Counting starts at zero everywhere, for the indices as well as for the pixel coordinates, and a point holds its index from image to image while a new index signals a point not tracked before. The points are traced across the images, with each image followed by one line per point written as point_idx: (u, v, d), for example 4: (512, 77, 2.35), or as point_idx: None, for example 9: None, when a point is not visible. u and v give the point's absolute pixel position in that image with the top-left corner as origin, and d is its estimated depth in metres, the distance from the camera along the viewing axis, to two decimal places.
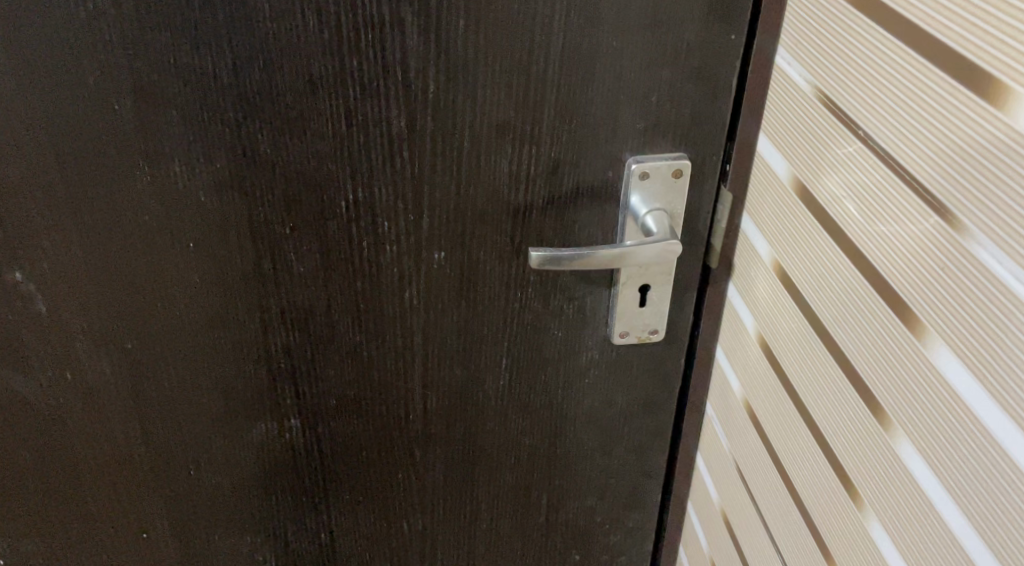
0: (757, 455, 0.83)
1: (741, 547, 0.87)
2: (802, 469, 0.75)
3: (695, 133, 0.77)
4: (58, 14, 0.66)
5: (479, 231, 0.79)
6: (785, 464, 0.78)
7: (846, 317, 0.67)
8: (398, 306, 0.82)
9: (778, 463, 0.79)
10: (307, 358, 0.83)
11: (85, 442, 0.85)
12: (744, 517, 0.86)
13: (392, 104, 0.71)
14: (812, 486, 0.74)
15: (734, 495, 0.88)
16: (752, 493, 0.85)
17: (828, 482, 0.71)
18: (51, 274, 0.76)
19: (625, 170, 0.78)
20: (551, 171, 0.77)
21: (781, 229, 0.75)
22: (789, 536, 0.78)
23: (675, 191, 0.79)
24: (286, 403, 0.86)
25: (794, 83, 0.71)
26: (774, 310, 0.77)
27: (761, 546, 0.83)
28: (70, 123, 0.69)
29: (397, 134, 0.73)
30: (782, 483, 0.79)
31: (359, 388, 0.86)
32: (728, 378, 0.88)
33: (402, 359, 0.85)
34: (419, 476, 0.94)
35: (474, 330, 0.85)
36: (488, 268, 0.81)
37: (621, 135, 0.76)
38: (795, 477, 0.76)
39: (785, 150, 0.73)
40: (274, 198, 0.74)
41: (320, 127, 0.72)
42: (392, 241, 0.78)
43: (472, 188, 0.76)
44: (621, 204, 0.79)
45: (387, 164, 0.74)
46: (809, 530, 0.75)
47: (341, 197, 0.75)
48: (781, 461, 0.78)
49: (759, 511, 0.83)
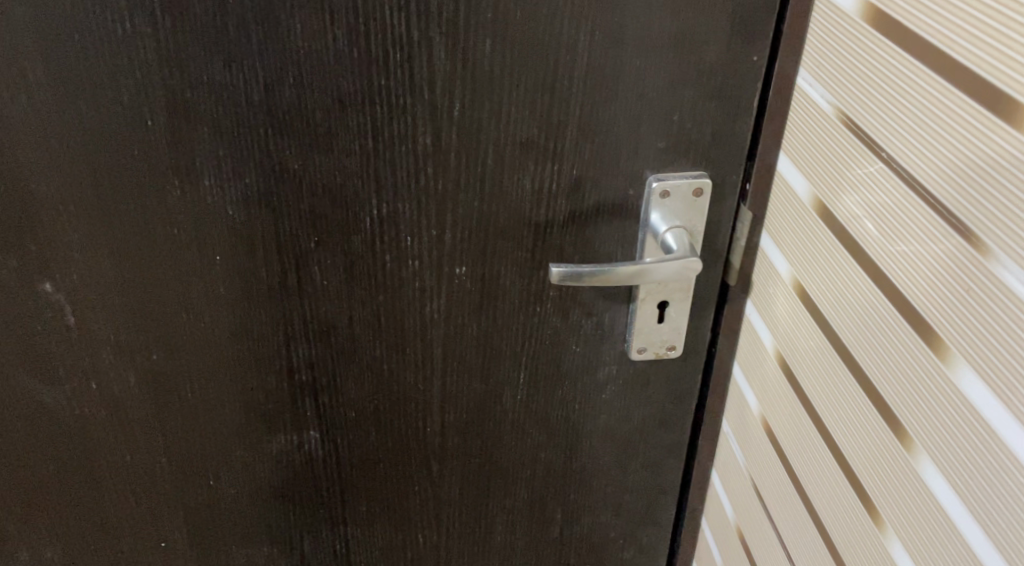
0: (775, 473, 0.83)
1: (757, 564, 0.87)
2: (820, 487, 0.75)
3: (717, 152, 0.78)
4: (95, 31, 0.67)
5: (501, 247, 0.79)
6: (805, 483, 0.78)
7: (866, 336, 0.68)
8: (420, 320, 0.82)
9: (796, 481, 0.79)
10: (328, 371, 0.84)
11: (108, 452, 0.86)
12: (760, 534, 0.87)
13: (418, 121, 0.72)
14: (832, 505, 0.74)
15: (751, 511, 0.89)
16: (769, 511, 0.85)
17: (848, 502, 0.72)
18: (81, 285, 0.77)
19: (646, 187, 0.78)
20: (573, 189, 0.77)
21: (802, 248, 0.75)
22: (807, 555, 0.78)
23: (695, 209, 0.80)
24: (307, 415, 0.86)
25: (816, 104, 0.72)
26: (794, 327, 0.78)
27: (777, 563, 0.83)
28: (103, 137, 0.71)
29: (422, 150, 0.74)
30: (801, 501, 0.79)
31: (379, 400, 0.87)
32: (746, 395, 0.89)
33: (421, 372, 0.86)
34: (436, 490, 0.94)
35: (493, 345, 0.85)
36: (509, 284, 0.82)
37: (643, 154, 0.77)
38: (814, 495, 0.76)
39: (807, 170, 0.74)
40: (300, 213, 0.75)
41: (347, 143, 0.73)
42: (415, 256, 0.79)
43: (495, 204, 0.77)
44: (641, 221, 0.80)
45: (411, 180, 0.75)
46: (828, 549, 0.75)
47: (366, 212, 0.76)
48: (800, 479, 0.79)
49: (776, 529, 0.84)
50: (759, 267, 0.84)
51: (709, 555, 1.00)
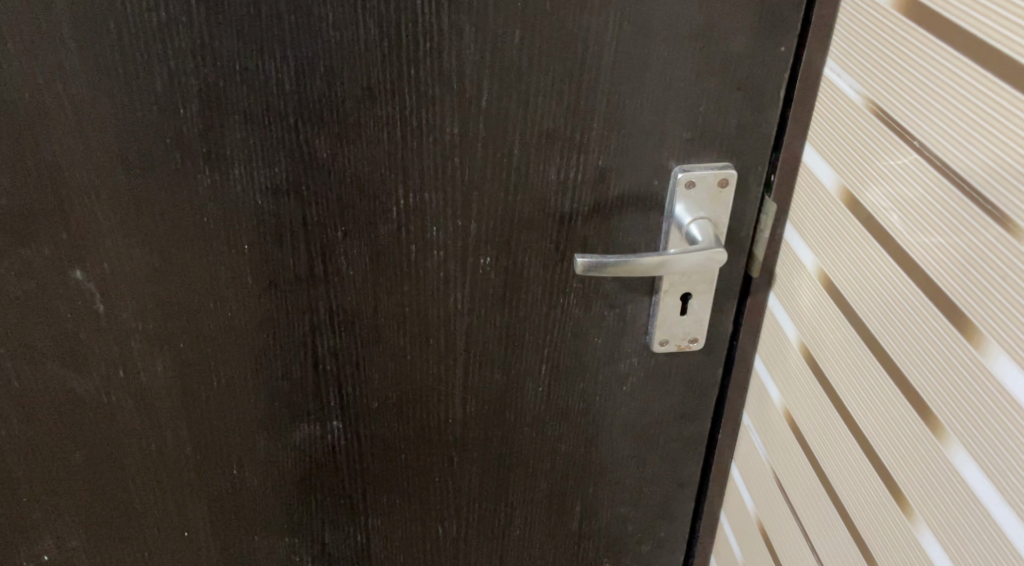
0: (799, 465, 0.83)
1: (778, 556, 0.87)
2: (845, 477, 0.75)
3: (742, 143, 0.78)
4: (129, 20, 0.67)
5: (526, 239, 0.80)
6: (830, 475, 0.78)
7: (894, 325, 0.68)
8: (444, 311, 0.83)
9: (821, 473, 0.79)
10: (352, 361, 0.84)
11: (133, 442, 0.86)
12: (781, 525, 0.87)
13: (446, 112, 0.73)
14: (858, 497, 0.74)
15: (771, 502, 0.89)
16: (792, 503, 0.85)
17: (876, 493, 0.72)
18: (111, 275, 0.77)
19: (672, 178, 0.78)
20: (598, 180, 0.78)
21: (828, 239, 0.75)
22: (831, 546, 0.78)
23: (720, 200, 0.80)
24: (331, 405, 0.87)
25: (845, 95, 0.72)
26: (818, 318, 0.78)
27: (799, 553, 0.84)
28: (135, 127, 0.71)
29: (450, 141, 0.74)
30: (826, 493, 0.79)
31: (402, 391, 0.87)
32: (768, 388, 0.89)
33: (445, 363, 0.86)
34: (456, 481, 0.95)
35: (515, 336, 0.86)
36: (532, 275, 0.82)
37: (669, 145, 0.77)
38: (840, 487, 0.76)
39: (834, 161, 0.74)
40: (327, 203, 0.75)
41: (375, 133, 0.73)
42: (440, 246, 0.79)
43: (521, 195, 0.77)
44: (666, 213, 0.80)
45: (438, 171, 0.75)
46: (854, 541, 0.75)
47: (393, 203, 0.76)
48: (825, 471, 0.79)
49: (799, 521, 0.84)
50: (783, 258, 0.84)
51: (727, 547, 1.00)
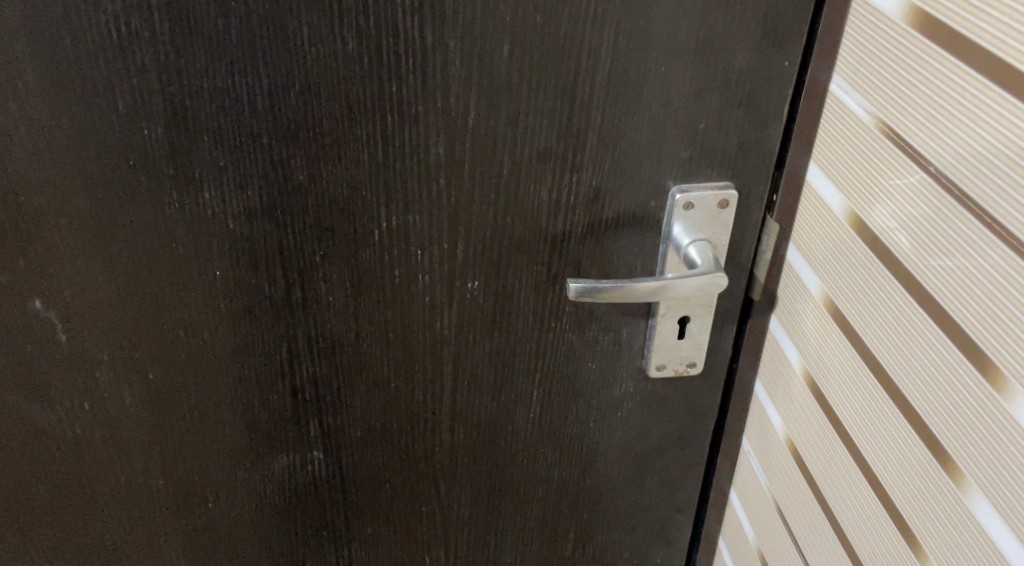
0: (802, 498, 0.79)
1: None
2: (854, 515, 0.72)
3: (743, 162, 0.74)
4: (88, 37, 0.63)
5: (516, 261, 0.76)
6: (836, 511, 0.74)
7: (907, 359, 0.64)
8: (429, 336, 0.79)
9: (827, 509, 0.76)
10: (333, 390, 0.80)
11: (102, 475, 0.82)
12: (783, 558, 0.83)
13: (431, 130, 0.68)
14: (868, 537, 0.70)
15: (772, 532, 0.85)
16: (795, 537, 0.81)
17: (886, 535, 0.68)
18: (74, 303, 0.73)
19: (669, 199, 0.75)
20: (592, 201, 0.74)
21: (835, 265, 0.72)
22: None
23: (720, 221, 0.76)
24: (312, 435, 0.82)
25: (853, 113, 0.68)
26: (824, 346, 0.74)
27: None
28: (97, 148, 0.67)
29: (435, 161, 0.70)
30: (832, 530, 0.75)
31: (386, 419, 0.83)
32: (770, 414, 0.85)
33: (432, 390, 0.82)
34: (444, 511, 0.91)
35: (506, 362, 0.82)
36: (523, 298, 0.78)
37: (667, 164, 0.73)
38: (847, 525, 0.73)
39: (841, 182, 0.70)
40: (305, 227, 0.71)
41: (355, 153, 0.69)
42: (426, 270, 0.75)
43: (511, 216, 0.73)
44: (663, 234, 0.76)
45: (423, 192, 0.71)
46: None
47: (375, 225, 0.72)
48: (831, 507, 0.75)
49: (803, 557, 0.80)
50: (785, 281, 0.80)
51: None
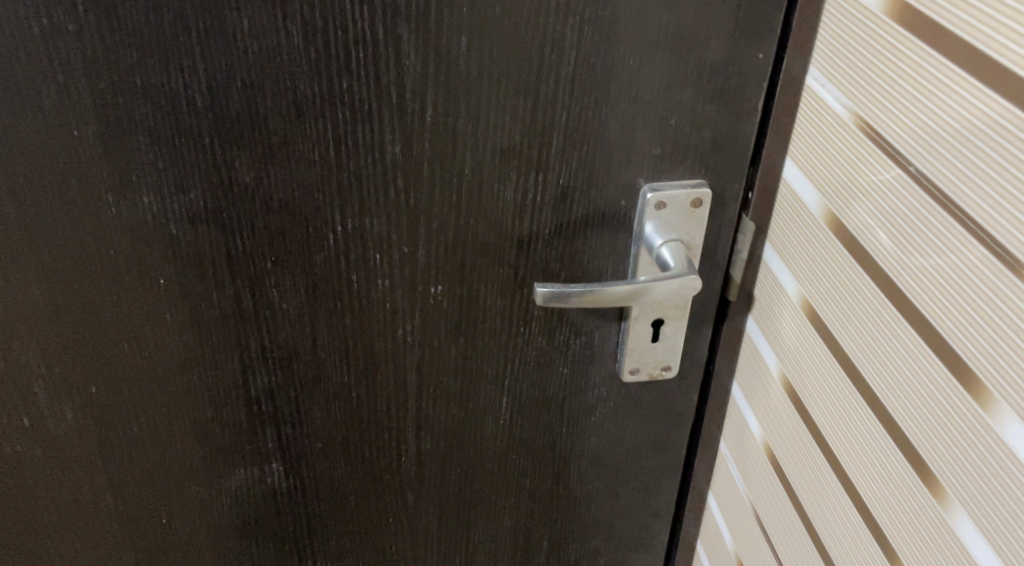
0: (781, 506, 0.76)
1: None
2: (834, 527, 0.69)
3: (716, 159, 0.71)
4: (10, 31, 0.59)
5: (481, 265, 0.72)
6: (815, 521, 0.71)
7: (887, 367, 0.61)
8: (391, 344, 0.75)
9: (805, 518, 0.73)
10: (291, 400, 0.76)
11: (48, 493, 0.78)
12: None
13: (386, 129, 0.65)
14: (847, 550, 0.67)
15: (751, 540, 0.82)
16: (774, 546, 0.78)
17: (866, 549, 0.65)
18: (7, 315, 0.69)
19: (640, 198, 0.71)
20: (559, 201, 0.70)
21: (812, 266, 0.68)
22: None
23: (693, 221, 0.73)
24: (269, 447, 0.79)
25: (830, 108, 0.65)
26: (802, 351, 0.71)
27: None
28: (24, 151, 0.63)
29: (391, 160, 0.66)
30: (811, 541, 0.72)
31: (348, 429, 0.79)
32: (747, 418, 0.82)
33: (395, 398, 0.78)
34: (412, 521, 0.87)
35: (472, 368, 0.78)
36: (489, 303, 0.74)
37: (637, 162, 0.70)
38: (826, 537, 0.70)
39: (818, 180, 0.67)
40: (255, 231, 0.67)
41: (306, 154, 0.65)
42: (386, 275, 0.71)
43: (474, 218, 0.70)
44: (634, 235, 0.73)
45: (380, 193, 0.67)
46: None
47: (329, 229, 0.68)
48: (810, 517, 0.72)
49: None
50: (762, 281, 0.77)
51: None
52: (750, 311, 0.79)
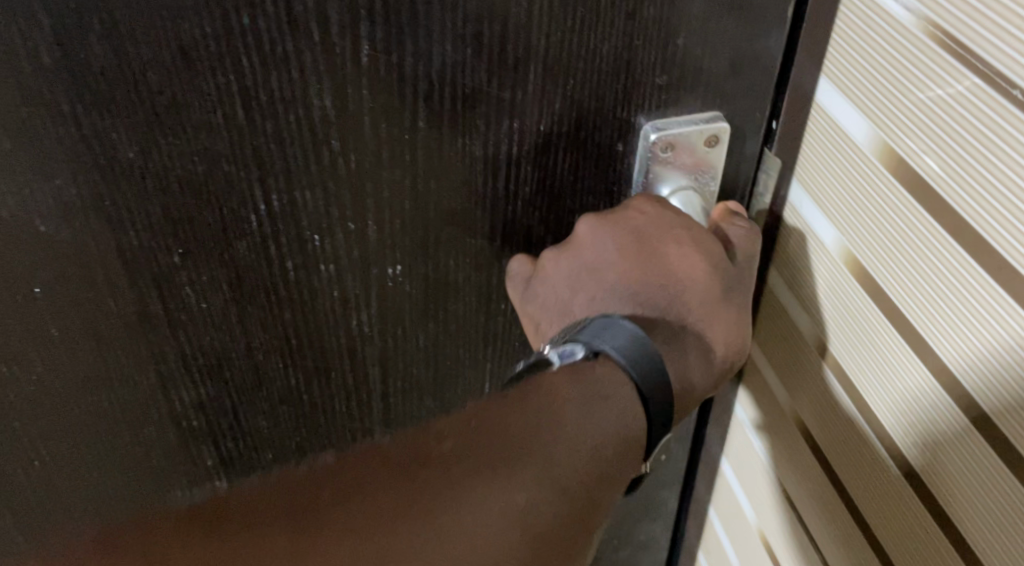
0: (816, 482, 0.63)
1: None
2: (896, 530, 0.55)
3: (734, 84, 0.56)
4: None
5: (448, 236, 0.58)
6: (863, 509, 0.58)
7: (970, 344, 0.47)
8: (344, 337, 0.61)
9: (850, 501, 0.60)
10: (228, 411, 0.63)
11: None
12: (794, 548, 0.67)
13: (309, 77, 0.48)
14: (907, 547, 0.54)
15: (781, 524, 0.69)
16: (807, 526, 0.65)
17: (933, 552, 0.52)
18: None
19: (640, 139, 0.57)
20: (540, 151, 0.56)
21: (860, 212, 0.54)
22: None
23: (707, 162, 0.59)
24: (211, 466, 0.65)
25: (887, 12, 0.49)
26: (845, 315, 0.57)
27: None
28: None
29: (321, 118, 0.50)
30: (859, 528, 0.59)
31: (304, 435, 0.66)
32: (768, 377, 0.68)
33: (355, 399, 0.66)
34: None
35: (446, 355, 0.65)
36: (461, 280, 0.61)
37: (635, 95, 0.55)
38: (879, 528, 0.57)
39: (867, 104, 0.52)
40: (152, 220, 0.51)
41: (205, 116, 0.48)
42: (329, 259, 0.56)
43: (436, 181, 0.55)
44: (636, 184, 0.59)
45: (309, 159, 0.51)
46: None
47: (250, 210, 0.52)
48: (858, 503, 0.59)
49: (818, 550, 0.64)
50: (783, 226, 0.62)
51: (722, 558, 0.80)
52: (772, 264, 0.65)
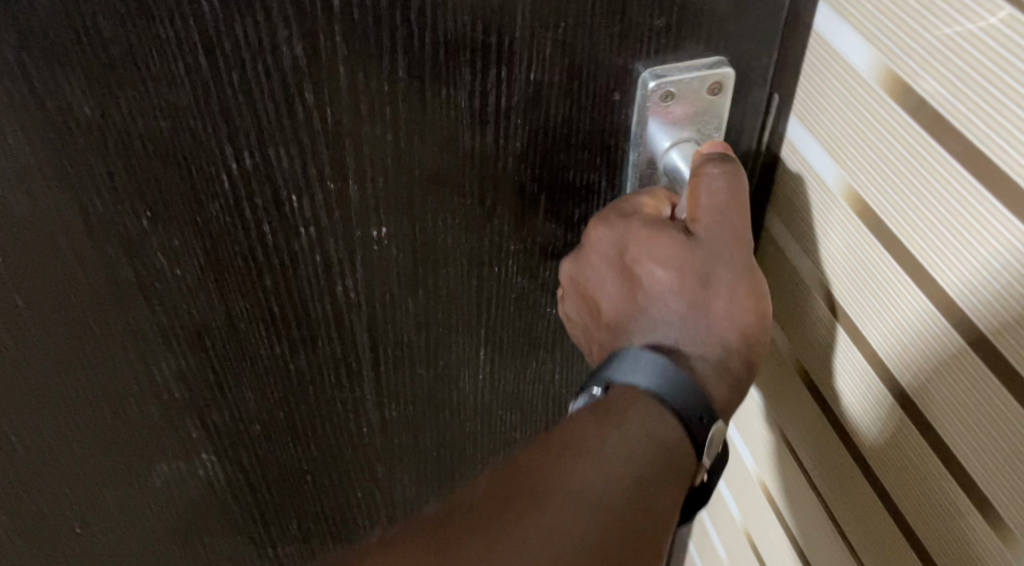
0: (820, 425, 0.60)
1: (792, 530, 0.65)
2: (906, 468, 0.52)
3: (737, 28, 0.52)
4: None
5: (435, 196, 0.54)
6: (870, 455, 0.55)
7: (999, 296, 0.43)
8: (329, 304, 0.58)
9: (856, 446, 0.56)
10: (212, 381, 0.60)
11: None
12: (795, 495, 0.64)
13: (276, 26, 0.45)
14: (919, 494, 0.51)
15: (781, 471, 0.66)
16: (809, 472, 0.62)
17: (950, 503, 0.49)
18: None
19: (637, 87, 0.53)
20: (530, 103, 0.52)
21: (871, 155, 0.50)
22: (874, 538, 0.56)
23: (709, 111, 0.55)
24: (197, 436, 0.63)
25: None
26: (853, 265, 0.53)
27: (824, 536, 0.61)
28: None
29: (291, 71, 0.46)
30: (866, 473, 0.56)
31: (292, 405, 0.64)
32: None
33: (344, 368, 0.63)
34: (387, 487, 0.75)
35: (438, 321, 0.62)
36: (450, 242, 0.57)
37: (630, 40, 0.51)
38: (888, 474, 0.53)
39: (881, 36, 0.47)
40: (116, 181, 0.48)
41: (164, 69, 0.45)
42: (309, 222, 0.53)
43: (419, 138, 0.51)
44: (633, 136, 0.56)
45: (281, 116, 0.48)
46: (913, 541, 0.52)
47: (220, 172, 0.49)
48: (864, 448, 0.55)
49: (822, 496, 0.61)
50: (782, 171, 0.58)
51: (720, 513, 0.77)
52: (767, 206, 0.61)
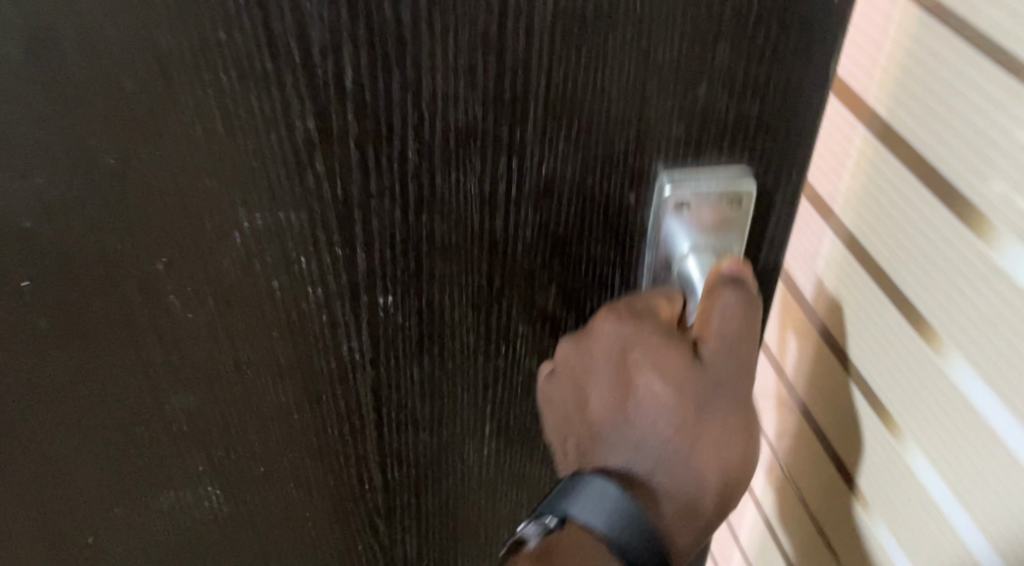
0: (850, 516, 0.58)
1: None
2: None
3: (759, 143, 0.52)
4: None
5: (443, 271, 0.56)
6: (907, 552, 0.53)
7: None
8: (335, 362, 0.59)
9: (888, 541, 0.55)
10: (218, 421, 0.62)
11: None
12: None
13: (291, 101, 0.47)
14: None
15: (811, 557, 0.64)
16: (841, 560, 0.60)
17: None
18: None
19: (654, 190, 0.53)
20: (543, 193, 0.53)
21: (926, 260, 0.48)
22: None
23: (729, 221, 0.54)
24: (201, 471, 0.65)
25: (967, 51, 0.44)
26: (903, 371, 0.51)
27: None
28: None
29: (304, 141, 0.48)
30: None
31: (296, 452, 0.65)
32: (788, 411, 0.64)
33: (348, 425, 0.64)
34: (388, 547, 0.75)
35: (443, 391, 0.63)
36: (457, 316, 0.58)
37: (648, 144, 0.51)
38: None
39: (939, 146, 0.46)
40: (135, 224, 0.51)
41: (184, 129, 0.47)
42: (318, 282, 0.55)
43: (429, 215, 0.53)
44: (649, 238, 0.55)
45: (293, 182, 0.50)
46: None
47: (233, 227, 0.51)
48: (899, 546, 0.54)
49: None
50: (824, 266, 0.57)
51: None
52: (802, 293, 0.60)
